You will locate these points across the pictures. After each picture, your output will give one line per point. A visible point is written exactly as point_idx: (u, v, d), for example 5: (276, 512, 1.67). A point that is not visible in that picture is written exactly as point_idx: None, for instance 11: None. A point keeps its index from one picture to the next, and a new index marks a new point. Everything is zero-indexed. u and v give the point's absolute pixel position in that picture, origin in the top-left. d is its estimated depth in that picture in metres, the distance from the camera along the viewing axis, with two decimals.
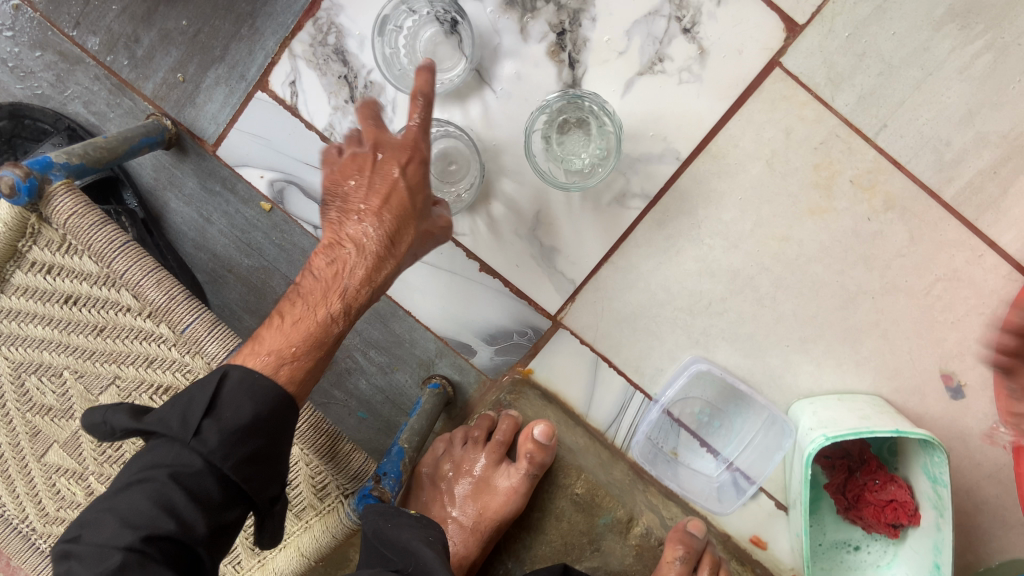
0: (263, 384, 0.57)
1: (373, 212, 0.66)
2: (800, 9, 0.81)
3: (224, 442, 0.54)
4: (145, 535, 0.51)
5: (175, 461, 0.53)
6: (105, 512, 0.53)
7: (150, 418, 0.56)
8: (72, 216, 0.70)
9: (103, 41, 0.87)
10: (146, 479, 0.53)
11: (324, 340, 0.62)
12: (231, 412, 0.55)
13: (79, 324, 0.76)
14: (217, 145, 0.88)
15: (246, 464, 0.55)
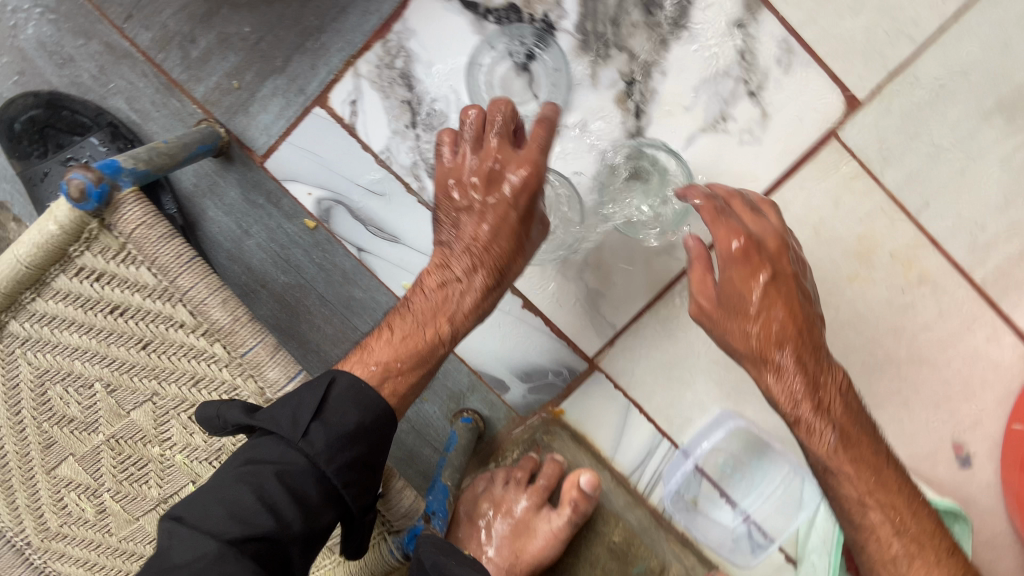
0: (370, 395, 0.64)
1: (485, 228, 0.72)
2: (862, 85, 0.83)
3: (328, 446, 0.60)
4: (248, 530, 0.57)
5: (280, 459, 0.60)
6: (209, 498, 0.58)
7: (261, 415, 0.62)
8: (141, 226, 0.67)
9: (157, 38, 0.83)
10: (252, 471, 0.59)
11: (429, 359, 0.70)
12: (338, 417, 0.62)
13: (122, 336, 0.73)
14: (265, 156, 0.85)
15: (345, 469, 0.61)
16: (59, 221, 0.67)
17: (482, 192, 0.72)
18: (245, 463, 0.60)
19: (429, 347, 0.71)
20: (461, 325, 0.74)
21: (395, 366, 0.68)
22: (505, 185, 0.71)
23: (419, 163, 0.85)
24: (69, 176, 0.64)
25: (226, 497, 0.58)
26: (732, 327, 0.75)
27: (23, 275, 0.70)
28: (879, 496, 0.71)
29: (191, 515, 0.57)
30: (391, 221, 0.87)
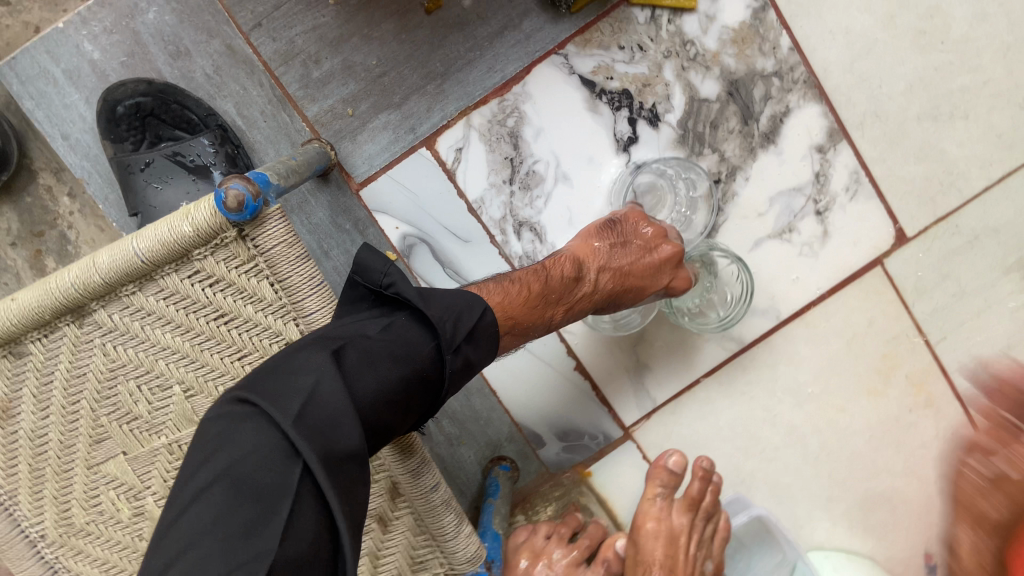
0: (495, 338, 0.67)
1: (633, 276, 0.79)
2: (912, 224, 0.93)
3: (455, 372, 0.63)
4: (381, 411, 0.57)
5: (425, 359, 0.60)
6: (366, 360, 0.57)
7: (432, 305, 0.62)
8: (282, 244, 0.68)
9: (281, 51, 0.83)
10: (404, 355, 0.59)
11: (532, 328, 0.72)
12: (474, 348, 0.65)
13: (219, 344, 0.71)
14: (363, 185, 0.86)
15: (449, 393, 0.64)
16: (197, 224, 0.66)
17: (653, 262, 0.80)
18: (398, 339, 0.60)
19: (542, 320, 0.73)
20: (573, 313, 0.77)
21: (517, 330, 0.70)
22: (660, 280, 0.81)
23: (508, 218, 0.89)
24: (230, 185, 0.63)
25: (376, 373, 0.57)
26: None
27: (136, 268, 0.68)
28: None
29: (349, 369, 0.56)
30: (469, 268, 0.89)
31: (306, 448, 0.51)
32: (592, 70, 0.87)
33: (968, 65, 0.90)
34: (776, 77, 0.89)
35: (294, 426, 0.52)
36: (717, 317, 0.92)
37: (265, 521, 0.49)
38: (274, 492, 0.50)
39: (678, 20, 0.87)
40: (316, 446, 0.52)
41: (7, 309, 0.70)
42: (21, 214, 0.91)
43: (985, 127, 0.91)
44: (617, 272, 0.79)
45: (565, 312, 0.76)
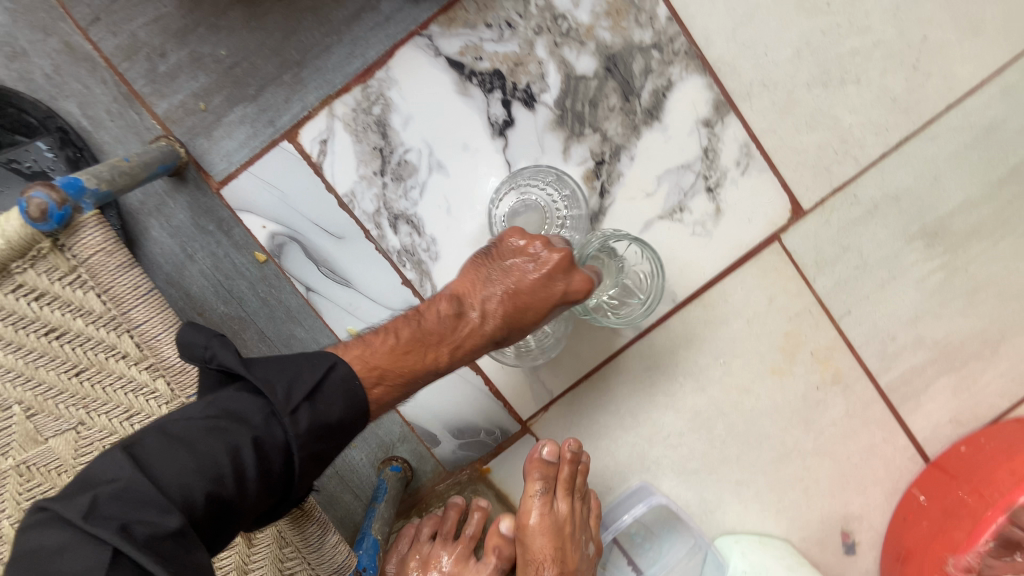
0: (357, 397, 0.63)
1: (524, 296, 0.72)
2: (808, 195, 0.90)
3: (308, 431, 0.59)
4: (207, 487, 0.54)
5: (259, 426, 0.58)
6: (179, 441, 0.55)
7: (258, 370, 0.60)
8: (100, 253, 0.65)
9: (123, 46, 0.78)
10: (230, 426, 0.57)
11: (412, 380, 0.69)
12: (325, 405, 0.61)
13: (54, 360, 0.66)
14: (224, 183, 0.82)
15: (309, 461, 0.61)
16: (7, 237, 0.60)
17: (542, 269, 0.71)
18: (221, 412, 0.57)
19: (423, 370, 0.70)
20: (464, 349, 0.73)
21: (390, 385, 0.67)
22: (556, 281, 0.71)
23: (382, 211, 0.85)
24: (30, 193, 0.60)
25: (194, 450, 0.54)
26: None
27: None
28: None
29: (157, 453, 0.54)
30: (345, 265, 0.86)
31: (99, 529, 0.49)
32: (459, 50, 0.82)
33: (857, 26, 0.86)
34: (655, 49, 0.85)
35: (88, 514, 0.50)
36: (640, 299, 0.84)
37: None
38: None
39: None
40: (114, 526, 0.49)
41: None
42: None
43: (877, 91, 0.88)
44: (504, 296, 0.72)
45: (449, 353, 0.72)
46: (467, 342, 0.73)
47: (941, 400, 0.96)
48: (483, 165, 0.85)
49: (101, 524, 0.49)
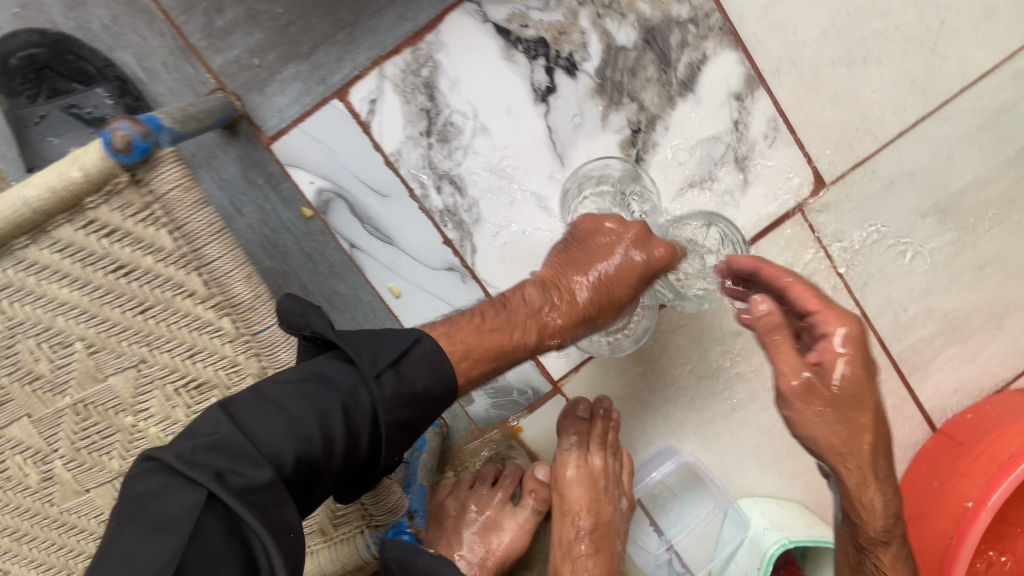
0: (448, 373, 0.66)
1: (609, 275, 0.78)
2: (831, 169, 0.94)
3: (393, 396, 0.62)
4: (297, 446, 0.57)
5: (347, 392, 0.61)
6: (272, 404, 0.59)
7: (346, 338, 0.64)
8: (177, 188, 0.66)
9: (181, 0, 0.80)
10: (321, 391, 0.60)
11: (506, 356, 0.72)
12: (411, 374, 0.64)
13: (121, 298, 0.69)
14: (274, 138, 0.84)
15: (394, 428, 0.63)
16: (85, 169, 0.63)
17: (621, 240, 0.79)
18: (313, 376, 0.61)
19: (511, 352, 0.73)
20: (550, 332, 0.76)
21: (480, 361, 0.70)
22: (635, 253, 0.78)
23: (427, 171, 0.88)
24: (116, 125, 0.61)
25: (287, 412, 0.58)
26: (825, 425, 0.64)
27: (27, 220, 0.65)
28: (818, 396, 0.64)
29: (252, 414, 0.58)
30: (389, 223, 0.88)
31: (195, 472, 0.53)
32: (506, 18, 0.86)
33: (881, 9, 0.91)
34: (691, 24, 0.89)
35: (185, 462, 0.54)
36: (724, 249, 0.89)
37: (166, 542, 0.50)
38: (172, 518, 0.51)
39: None
40: (207, 472, 0.53)
41: None
42: None
43: (899, 71, 0.92)
44: (594, 281, 0.78)
45: (536, 335, 0.76)
46: (558, 323, 0.77)
47: (948, 369, 1.01)
48: (525, 130, 0.89)
49: (195, 470, 0.53)
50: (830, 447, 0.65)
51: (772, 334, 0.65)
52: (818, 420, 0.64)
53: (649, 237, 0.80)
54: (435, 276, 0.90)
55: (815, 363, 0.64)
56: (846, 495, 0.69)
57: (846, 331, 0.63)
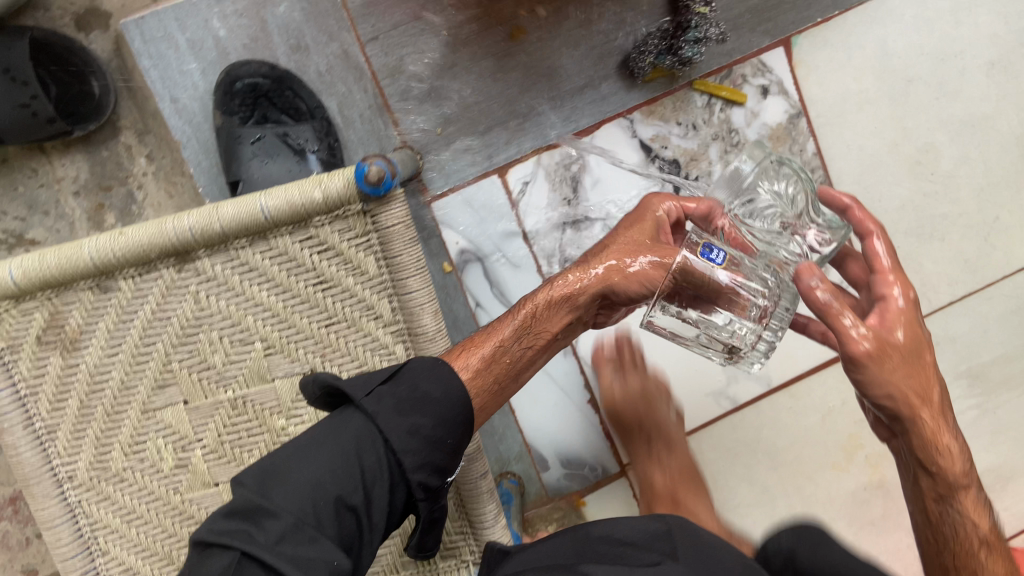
0: (455, 381, 0.65)
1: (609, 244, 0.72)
2: None
3: (395, 410, 0.63)
4: (315, 490, 0.59)
5: (356, 429, 0.62)
6: (282, 459, 0.61)
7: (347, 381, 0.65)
8: (400, 225, 0.74)
9: (389, 66, 0.91)
10: (331, 437, 0.62)
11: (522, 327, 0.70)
12: (409, 386, 0.64)
13: (312, 309, 0.76)
14: (436, 198, 0.94)
15: (409, 436, 0.62)
16: (328, 192, 0.72)
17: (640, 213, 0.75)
18: (322, 424, 0.63)
19: (501, 353, 0.69)
20: (539, 322, 0.70)
21: (479, 367, 0.68)
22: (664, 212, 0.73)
23: (556, 253, 0.97)
24: (374, 161, 0.71)
25: (303, 461, 0.60)
26: (900, 378, 0.64)
27: (257, 225, 0.73)
28: (885, 350, 0.64)
29: (268, 470, 0.60)
30: (513, 291, 0.97)
31: (223, 539, 0.56)
32: (651, 137, 0.99)
33: (950, 196, 1.07)
34: None
35: (212, 530, 0.57)
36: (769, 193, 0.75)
37: None
38: None
39: (729, 110, 1.00)
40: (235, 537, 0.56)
41: (112, 243, 0.73)
42: (94, 166, 0.93)
43: (956, 251, 1.08)
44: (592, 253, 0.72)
45: (514, 330, 0.70)
46: (534, 305, 0.70)
47: None
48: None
49: (226, 535, 0.57)
50: (905, 401, 0.65)
51: (816, 303, 0.62)
52: (895, 375, 0.64)
53: (635, 206, 0.74)
54: None
55: (878, 326, 0.65)
56: (918, 446, 0.67)
57: (904, 296, 0.66)
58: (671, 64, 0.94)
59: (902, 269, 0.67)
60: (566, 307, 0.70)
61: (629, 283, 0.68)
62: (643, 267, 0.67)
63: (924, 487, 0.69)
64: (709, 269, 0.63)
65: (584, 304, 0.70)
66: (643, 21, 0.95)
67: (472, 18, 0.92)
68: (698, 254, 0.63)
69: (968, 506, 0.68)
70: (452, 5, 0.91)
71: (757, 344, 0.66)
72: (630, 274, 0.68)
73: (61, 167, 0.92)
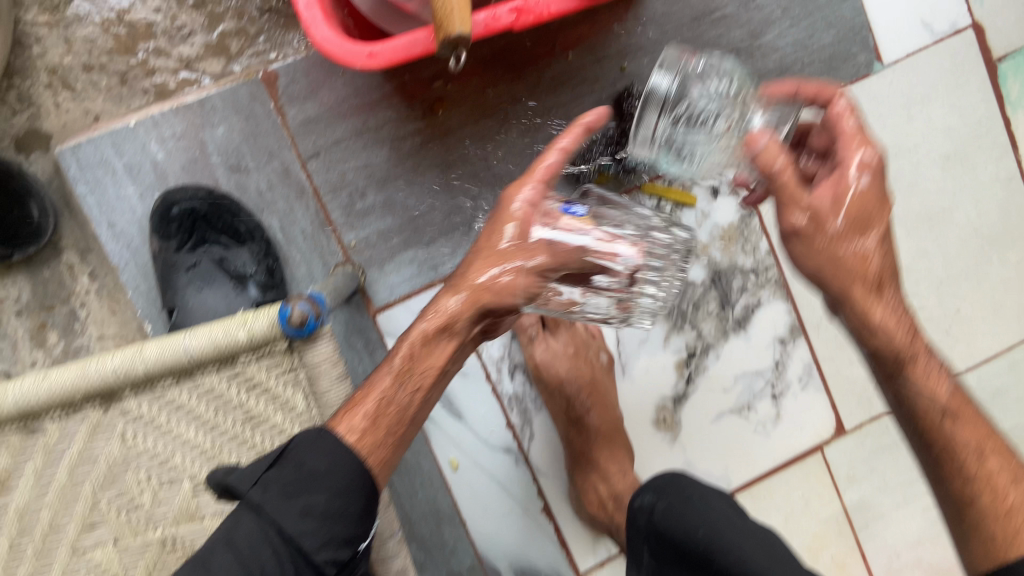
0: (341, 448, 0.63)
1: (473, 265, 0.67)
2: (850, 418, 1.06)
3: (282, 493, 0.62)
4: None
5: (249, 525, 0.62)
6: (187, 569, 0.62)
7: (238, 473, 0.65)
8: (327, 364, 0.73)
9: (331, 181, 0.90)
10: (228, 538, 0.62)
11: (406, 368, 0.67)
12: (297, 466, 0.63)
13: (241, 446, 0.75)
14: (381, 309, 0.92)
15: (302, 518, 0.62)
16: (253, 332, 0.72)
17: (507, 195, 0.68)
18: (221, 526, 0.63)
19: (387, 405, 0.66)
20: (419, 362, 0.67)
21: (366, 424, 0.65)
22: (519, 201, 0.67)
23: (505, 359, 0.97)
24: (297, 304, 0.70)
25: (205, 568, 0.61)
26: (847, 248, 0.67)
27: (181, 365, 0.73)
28: (853, 212, 0.67)
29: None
30: (462, 401, 0.96)
31: None
32: None
33: (909, 290, 1.05)
34: (753, 272, 1.01)
35: None
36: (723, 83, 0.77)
37: None
38: None
39: (679, 212, 0.99)
40: None
41: (36, 387, 0.72)
42: (36, 286, 0.92)
43: None
44: (456, 278, 0.68)
45: (393, 378, 0.67)
46: (410, 346, 0.67)
47: None
48: (594, 342, 0.98)
49: None
50: (842, 276, 0.68)
51: (773, 168, 0.67)
52: (827, 252, 0.68)
53: (495, 206, 0.68)
54: (494, 455, 0.97)
55: (829, 200, 0.68)
56: (856, 327, 0.69)
57: (864, 154, 0.68)
58: (617, 171, 0.95)
59: (864, 132, 0.70)
60: (443, 339, 0.67)
61: (499, 298, 0.65)
62: (508, 279, 0.64)
63: (908, 338, 0.69)
64: (579, 230, 0.67)
65: (463, 330, 0.67)
66: (587, 127, 0.95)
67: (414, 131, 0.91)
68: (561, 216, 0.67)
69: (921, 372, 0.67)
70: (393, 118, 0.91)
71: (641, 303, 0.71)
72: (499, 289, 0.65)
73: (3, 288, 0.92)
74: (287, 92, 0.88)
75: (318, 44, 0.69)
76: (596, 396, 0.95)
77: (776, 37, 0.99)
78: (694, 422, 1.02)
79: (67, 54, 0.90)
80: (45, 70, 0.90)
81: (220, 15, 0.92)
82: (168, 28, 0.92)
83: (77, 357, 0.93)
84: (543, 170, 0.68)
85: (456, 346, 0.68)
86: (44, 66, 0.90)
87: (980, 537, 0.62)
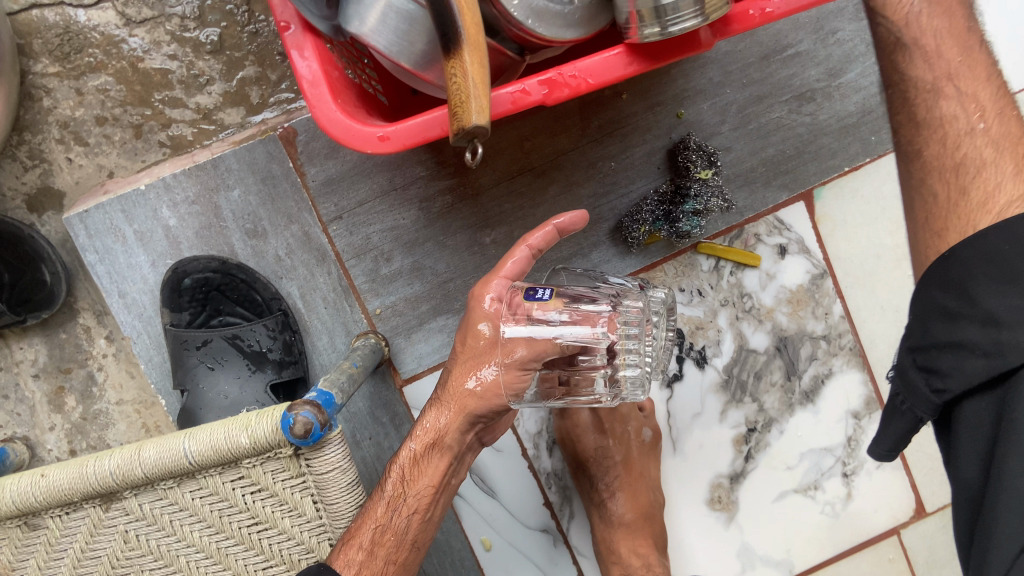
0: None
1: (455, 375, 0.61)
2: (932, 498, 0.94)
3: None
4: None
5: None
6: None
7: None
8: (336, 470, 0.66)
9: (354, 245, 0.83)
10: None
11: (401, 493, 0.61)
12: None
13: (247, 550, 0.68)
14: (408, 381, 0.86)
15: None
16: (255, 437, 0.65)
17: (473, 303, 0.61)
18: None
19: (382, 531, 0.59)
20: (410, 484, 0.61)
21: (365, 556, 0.58)
22: (489, 301, 0.60)
23: (543, 433, 0.90)
24: (301, 412, 0.63)
25: None
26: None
27: (181, 468, 0.66)
28: None
29: None
30: (495, 476, 0.89)
31: None
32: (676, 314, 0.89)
33: None
34: (824, 339, 0.91)
35: None
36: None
37: None
38: None
39: (740, 273, 0.89)
40: None
41: (33, 486, 0.67)
42: (53, 348, 0.89)
43: None
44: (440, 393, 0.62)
45: (385, 503, 0.60)
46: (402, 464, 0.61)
47: None
48: (636, 417, 0.87)
49: None
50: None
51: None
52: None
53: (464, 315, 0.61)
54: (530, 535, 0.90)
55: None
56: None
57: None
58: (669, 234, 0.84)
59: None
60: (435, 456, 0.61)
61: (487, 402, 0.59)
62: (489, 379, 0.58)
63: None
64: (553, 315, 0.56)
65: (454, 444, 0.61)
66: (637, 181, 0.85)
67: (445, 190, 0.83)
68: (525, 308, 0.57)
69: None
70: (423, 176, 0.83)
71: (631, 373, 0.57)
72: (482, 395, 0.59)
73: (20, 350, 0.89)
74: (307, 151, 0.81)
75: (322, 124, 0.60)
76: (629, 476, 0.86)
77: (858, 75, 0.87)
78: (753, 503, 0.92)
79: (79, 106, 0.85)
80: (56, 124, 0.85)
81: (240, 60, 0.85)
82: (185, 76, 0.85)
83: (95, 422, 0.90)
84: (513, 266, 0.60)
85: (450, 463, 0.62)
86: (55, 120, 0.85)
87: (923, 194, 0.55)
